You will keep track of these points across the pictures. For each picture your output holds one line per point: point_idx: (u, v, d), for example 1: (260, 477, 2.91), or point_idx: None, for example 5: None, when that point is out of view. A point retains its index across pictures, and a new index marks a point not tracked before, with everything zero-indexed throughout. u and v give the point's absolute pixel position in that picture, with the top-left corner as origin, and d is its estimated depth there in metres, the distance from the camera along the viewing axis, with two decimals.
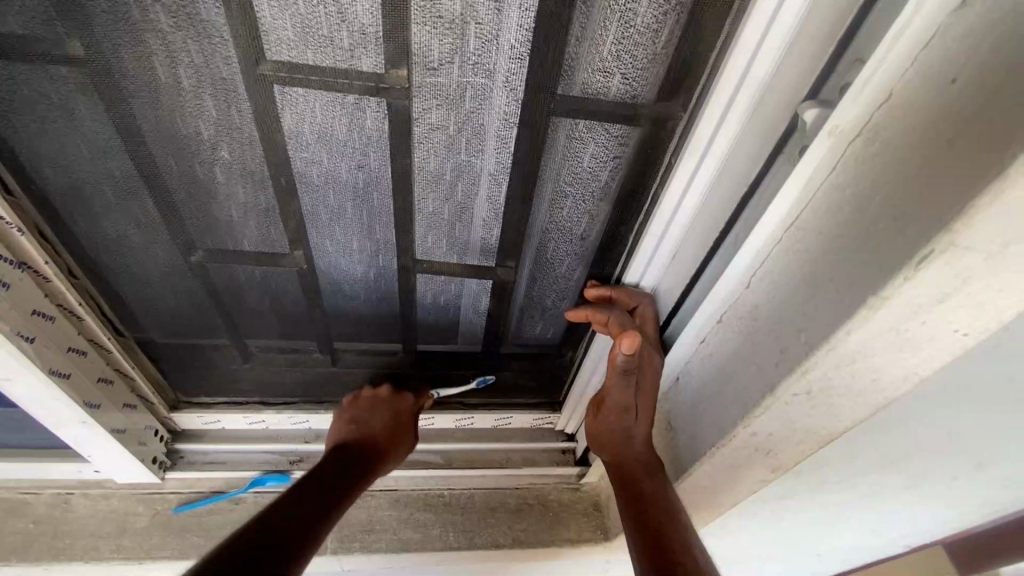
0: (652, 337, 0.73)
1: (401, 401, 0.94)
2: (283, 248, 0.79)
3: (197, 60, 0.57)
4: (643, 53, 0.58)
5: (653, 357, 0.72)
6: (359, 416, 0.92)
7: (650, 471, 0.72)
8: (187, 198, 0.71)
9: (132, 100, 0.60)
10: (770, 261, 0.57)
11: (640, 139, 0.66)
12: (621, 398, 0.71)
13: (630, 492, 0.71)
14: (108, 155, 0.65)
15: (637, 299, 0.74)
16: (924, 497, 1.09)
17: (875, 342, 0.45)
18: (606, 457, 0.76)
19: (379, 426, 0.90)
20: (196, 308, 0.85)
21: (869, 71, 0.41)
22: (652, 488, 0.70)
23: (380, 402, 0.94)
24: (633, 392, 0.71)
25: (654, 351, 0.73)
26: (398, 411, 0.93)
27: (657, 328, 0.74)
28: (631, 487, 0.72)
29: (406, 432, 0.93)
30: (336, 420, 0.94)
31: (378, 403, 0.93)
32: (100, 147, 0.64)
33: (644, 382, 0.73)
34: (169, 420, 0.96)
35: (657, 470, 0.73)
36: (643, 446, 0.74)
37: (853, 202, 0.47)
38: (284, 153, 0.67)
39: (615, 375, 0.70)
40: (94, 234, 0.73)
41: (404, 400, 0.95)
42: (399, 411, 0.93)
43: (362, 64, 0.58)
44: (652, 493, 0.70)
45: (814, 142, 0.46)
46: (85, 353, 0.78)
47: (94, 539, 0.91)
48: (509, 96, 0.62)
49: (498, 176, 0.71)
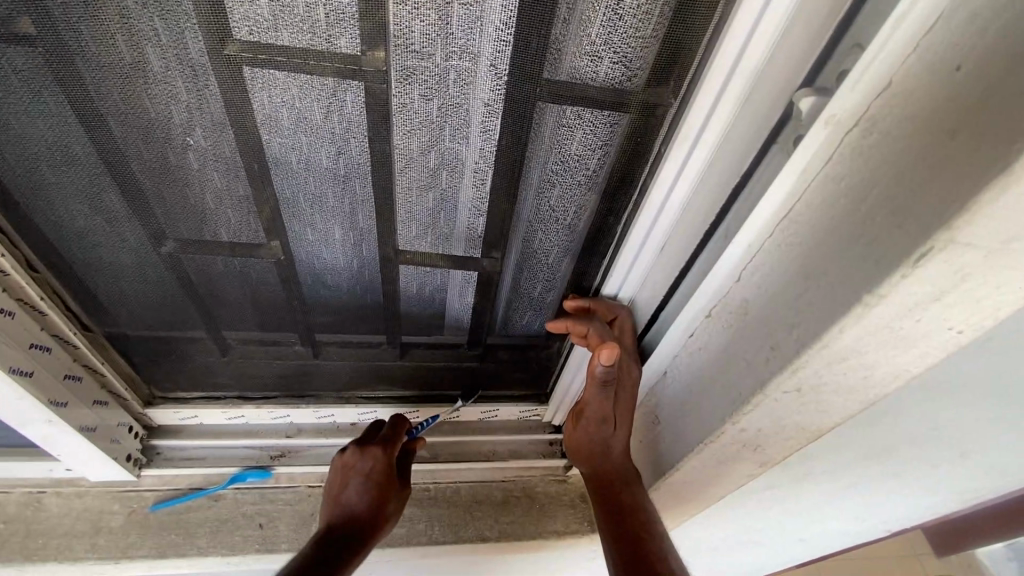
0: (630, 348, 0.75)
1: (371, 460, 0.84)
2: (259, 239, 0.76)
3: (162, 41, 0.53)
4: (633, 37, 0.55)
5: (629, 367, 0.75)
6: (335, 491, 0.83)
7: (629, 482, 0.74)
8: (158, 186, 0.67)
9: (91, 82, 0.56)
10: (761, 255, 0.55)
11: (628, 127, 0.63)
12: (600, 408, 0.71)
13: (607, 503, 0.73)
14: (68, 140, 0.61)
15: (615, 311, 0.76)
16: (908, 485, 1.10)
17: (868, 340, 0.44)
18: (585, 471, 0.77)
19: (357, 498, 0.81)
20: (168, 302, 0.82)
21: (870, 57, 0.39)
22: (630, 500, 0.72)
23: (350, 468, 0.84)
24: (610, 402, 0.72)
25: (632, 362, 0.75)
26: (370, 473, 0.83)
27: (635, 338, 0.76)
28: (610, 498, 0.73)
29: (389, 490, 0.84)
30: (322, 497, 0.85)
31: (347, 470, 0.84)
32: (61, 133, 0.60)
33: (621, 392, 0.75)
34: (144, 416, 0.93)
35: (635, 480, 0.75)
36: (621, 456, 0.75)
37: (849, 195, 0.45)
38: (257, 139, 0.63)
39: (593, 386, 0.70)
40: (57, 225, 0.69)
41: (372, 458, 0.84)
42: (370, 471, 0.83)
43: (338, 44, 0.55)
44: (629, 502, 0.72)
45: (809, 132, 0.44)
46: (50, 349, 0.74)
47: (68, 539, 0.89)
48: (493, 81, 0.59)
49: (482, 165, 0.69)
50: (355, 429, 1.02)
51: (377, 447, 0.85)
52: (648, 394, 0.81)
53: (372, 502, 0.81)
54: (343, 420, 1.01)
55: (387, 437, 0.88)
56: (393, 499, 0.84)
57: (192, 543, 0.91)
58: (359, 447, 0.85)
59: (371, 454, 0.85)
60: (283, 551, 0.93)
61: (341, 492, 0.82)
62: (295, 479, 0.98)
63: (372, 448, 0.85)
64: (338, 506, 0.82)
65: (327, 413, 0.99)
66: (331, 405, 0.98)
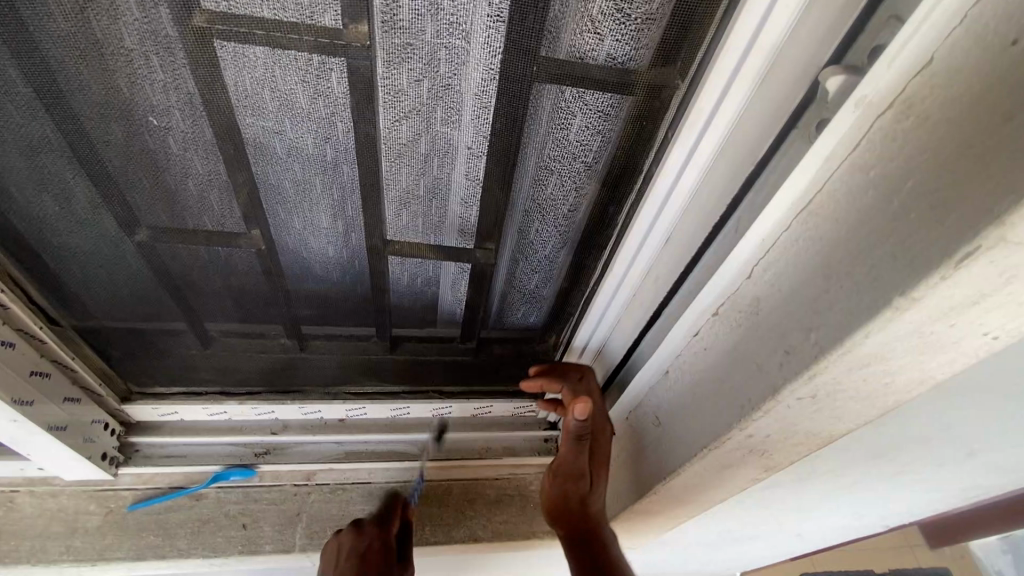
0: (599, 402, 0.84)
1: (366, 539, 0.83)
2: (239, 227, 0.72)
3: (117, 8, 0.48)
4: (639, 11, 0.51)
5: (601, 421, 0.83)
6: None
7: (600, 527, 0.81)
8: (130, 170, 0.63)
9: (45, 55, 0.50)
10: (775, 250, 0.51)
11: (631, 111, 0.59)
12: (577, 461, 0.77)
13: (582, 550, 0.79)
14: (28, 121, 0.56)
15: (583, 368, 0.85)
16: (912, 483, 1.08)
17: (893, 345, 0.40)
18: (558, 526, 0.83)
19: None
20: (143, 293, 0.78)
21: (910, 31, 0.35)
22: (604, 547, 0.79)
23: (346, 551, 0.82)
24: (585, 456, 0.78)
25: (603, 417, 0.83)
26: (365, 554, 0.81)
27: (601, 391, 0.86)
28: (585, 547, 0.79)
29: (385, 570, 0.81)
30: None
31: (344, 554, 0.82)
32: (19, 112, 0.55)
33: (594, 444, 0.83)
34: (121, 413, 0.89)
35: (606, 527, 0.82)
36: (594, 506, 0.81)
37: (878, 187, 0.41)
38: (232, 120, 0.58)
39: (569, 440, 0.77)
40: (20, 212, 0.64)
41: (368, 537, 0.83)
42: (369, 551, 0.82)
43: (312, 17, 0.50)
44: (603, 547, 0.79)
45: (837, 116, 0.40)
46: (14, 345, 0.69)
47: (41, 540, 0.85)
48: (487, 59, 0.54)
49: (474, 150, 0.64)
50: (343, 426, 0.97)
51: (372, 525, 0.84)
52: (648, 392, 0.78)
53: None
54: (330, 416, 0.96)
55: (384, 514, 0.87)
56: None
57: (173, 545, 0.88)
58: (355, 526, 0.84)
59: (367, 533, 0.84)
60: (267, 552, 0.90)
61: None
62: (281, 477, 0.95)
63: (367, 526, 0.84)
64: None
65: (313, 409, 0.94)
66: (317, 401, 0.93)
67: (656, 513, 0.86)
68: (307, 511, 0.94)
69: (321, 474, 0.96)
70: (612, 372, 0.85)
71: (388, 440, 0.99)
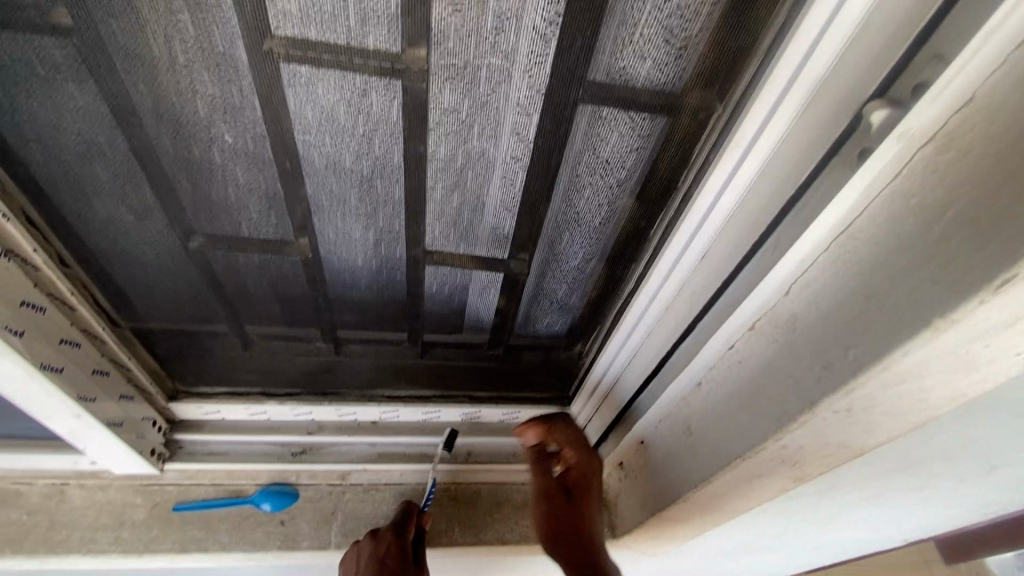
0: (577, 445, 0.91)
1: (381, 547, 0.87)
2: (287, 236, 0.75)
3: (190, 33, 0.52)
4: (678, 39, 0.54)
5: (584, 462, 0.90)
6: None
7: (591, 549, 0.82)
8: (179, 180, 0.66)
9: (125, 76, 0.55)
10: (815, 269, 0.53)
11: (670, 132, 0.61)
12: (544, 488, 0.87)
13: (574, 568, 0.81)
14: (94, 133, 0.60)
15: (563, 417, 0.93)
16: (935, 498, 1.09)
17: (932, 363, 0.43)
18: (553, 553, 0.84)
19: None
20: (194, 296, 0.82)
21: (954, 68, 0.37)
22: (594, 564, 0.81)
23: (364, 560, 0.87)
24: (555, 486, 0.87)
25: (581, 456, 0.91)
26: (382, 560, 0.85)
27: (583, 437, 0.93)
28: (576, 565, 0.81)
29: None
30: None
31: (363, 561, 0.86)
32: (86, 124, 0.59)
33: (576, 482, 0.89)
34: (167, 410, 0.93)
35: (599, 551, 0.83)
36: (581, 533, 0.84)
37: (920, 211, 0.43)
38: (291, 138, 0.63)
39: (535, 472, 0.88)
40: (86, 218, 0.68)
41: (383, 544, 0.87)
42: (383, 555, 0.86)
43: (366, 42, 0.54)
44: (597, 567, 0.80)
45: (880, 146, 0.42)
46: (79, 345, 0.73)
47: (91, 531, 0.89)
48: (530, 81, 0.58)
49: (512, 166, 0.67)
50: (377, 429, 1.00)
51: (386, 532, 0.89)
52: (677, 403, 0.80)
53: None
54: (364, 418, 0.99)
55: (396, 522, 0.91)
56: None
57: (215, 539, 0.91)
58: (371, 534, 0.89)
59: (381, 540, 0.88)
60: (304, 548, 0.93)
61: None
62: (317, 476, 0.97)
63: (381, 535, 0.89)
64: None
65: (349, 411, 0.97)
66: (354, 403, 0.96)
67: (683, 519, 0.88)
68: (342, 509, 0.97)
69: (355, 474, 0.99)
70: (639, 386, 0.86)
71: (419, 443, 1.01)
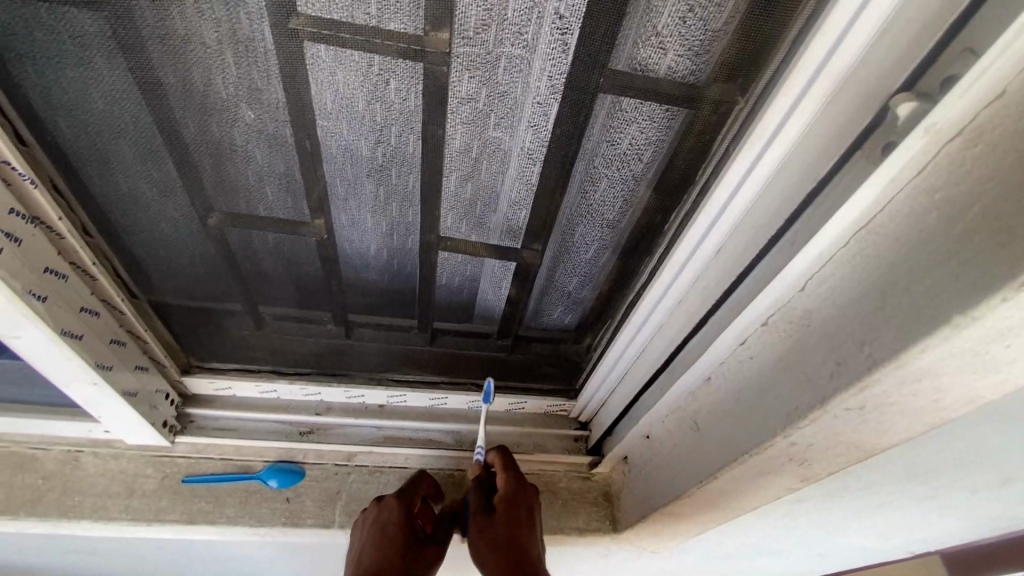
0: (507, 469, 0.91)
1: (386, 513, 0.88)
2: (305, 217, 0.76)
3: (215, 9, 0.53)
4: (702, 29, 0.53)
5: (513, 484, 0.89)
6: (356, 547, 0.87)
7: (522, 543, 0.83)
8: (199, 160, 0.67)
9: (152, 51, 0.56)
10: (832, 265, 0.52)
11: (690, 122, 0.61)
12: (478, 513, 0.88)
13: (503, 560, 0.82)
14: (119, 107, 0.61)
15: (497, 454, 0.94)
16: (946, 508, 1.08)
17: (949, 360, 0.42)
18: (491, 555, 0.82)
19: (371, 554, 0.84)
20: (210, 272, 0.83)
21: (987, 61, 0.37)
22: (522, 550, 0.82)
23: (368, 525, 0.88)
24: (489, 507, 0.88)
25: (511, 477, 0.90)
26: (384, 526, 0.86)
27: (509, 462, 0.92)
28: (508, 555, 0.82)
29: (399, 547, 0.85)
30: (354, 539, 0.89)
31: (367, 526, 0.88)
32: (112, 97, 0.60)
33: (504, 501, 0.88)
34: (179, 383, 0.94)
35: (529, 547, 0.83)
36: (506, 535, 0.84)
37: (943, 209, 0.43)
38: (312, 119, 0.63)
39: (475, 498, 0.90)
40: (109, 190, 0.70)
41: (388, 509, 0.88)
42: (385, 521, 0.87)
43: (392, 22, 0.54)
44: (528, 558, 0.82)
45: (906, 140, 0.41)
46: (98, 313, 0.74)
47: (102, 498, 0.91)
48: (552, 68, 0.57)
49: (529, 156, 0.67)
50: (383, 412, 1.00)
51: (394, 498, 0.89)
52: (685, 399, 0.80)
53: (383, 559, 0.84)
54: (372, 401, 1.00)
55: (406, 487, 0.91)
56: (410, 556, 0.86)
57: (222, 511, 0.93)
58: (376, 500, 0.90)
59: (388, 505, 0.88)
60: (309, 525, 0.94)
61: (359, 547, 0.86)
62: (323, 456, 0.98)
63: (388, 498, 0.89)
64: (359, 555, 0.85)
65: (358, 393, 0.98)
66: (362, 384, 0.97)
67: (686, 515, 0.88)
68: (347, 490, 0.98)
69: (361, 456, 0.99)
70: (646, 382, 0.85)
71: (425, 428, 1.01)
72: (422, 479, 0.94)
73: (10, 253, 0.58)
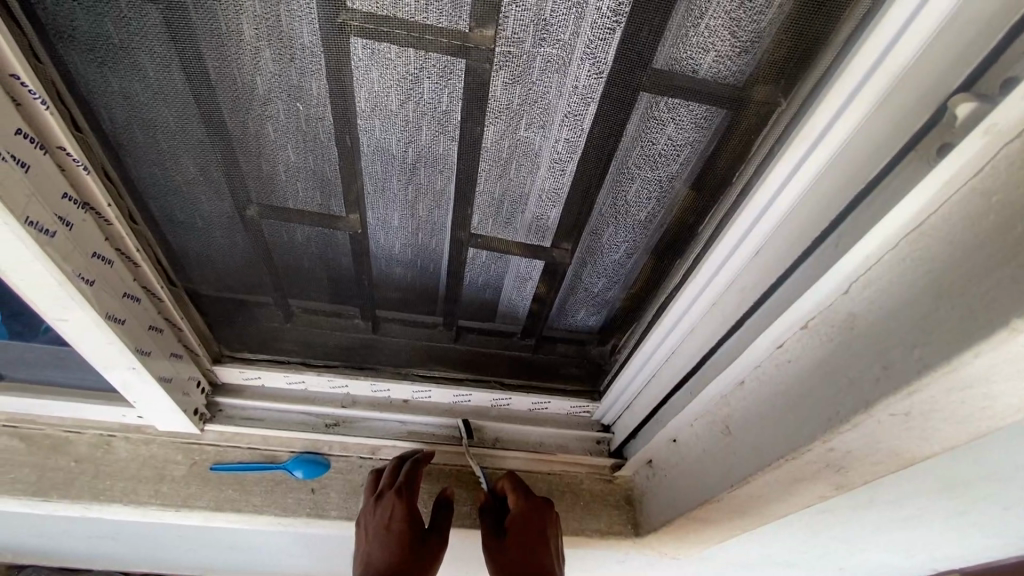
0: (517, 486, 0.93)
1: (387, 511, 0.86)
2: (341, 211, 0.77)
3: (265, 5, 0.53)
4: (746, 31, 0.53)
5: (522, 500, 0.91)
6: (363, 546, 0.88)
7: (530, 551, 0.86)
8: (237, 153, 0.69)
9: (203, 43, 0.57)
10: (879, 267, 0.52)
11: (732, 123, 0.60)
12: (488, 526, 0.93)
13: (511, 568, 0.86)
14: (167, 98, 0.62)
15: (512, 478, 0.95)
16: (978, 524, 1.05)
17: (1003, 364, 0.42)
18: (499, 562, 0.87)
19: (381, 552, 0.86)
20: (246, 263, 0.85)
21: None
22: (529, 558, 0.86)
23: (371, 522, 0.87)
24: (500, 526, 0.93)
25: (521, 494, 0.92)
26: (389, 524, 0.86)
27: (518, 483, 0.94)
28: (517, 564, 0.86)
29: (408, 544, 0.86)
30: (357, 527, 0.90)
31: (371, 525, 0.87)
32: (161, 88, 0.61)
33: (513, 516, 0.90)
34: (210, 372, 0.95)
35: (536, 554, 0.86)
36: (513, 546, 0.87)
37: (1001, 211, 0.42)
38: (353, 113, 0.64)
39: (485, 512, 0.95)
40: (153, 177, 0.71)
41: (390, 507, 0.87)
42: (389, 521, 0.86)
43: (439, 18, 0.54)
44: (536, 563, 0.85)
45: (964, 142, 0.41)
46: (139, 299, 0.76)
47: (132, 483, 0.92)
48: (594, 67, 0.57)
49: (565, 155, 0.67)
50: (407, 407, 1.01)
51: (394, 495, 0.87)
52: (715, 402, 0.79)
53: (394, 557, 0.85)
54: (397, 395, 1.00)
55: (406, 480, 0.89)
56: (421, 549, 0.87)
57: (248, 500, 0.94)
58: (375, 498, 0.88)
59: (388, 503, 0.87)
60: (333, 517, 0.95)
61: (366, 548, 0.87)
62: (347, 449, 0.99)
63: (388, 497, 0.87)
64: (367, 550, 0.87)
65: (383, 387, 0.98)
66: (388, 379, 0.98)
67: (713, 521, 0.87)
68: None
69: (385, 450, 1.00)
70: (675, 385, 0.85)
71: (448, 424, 1.02)
72: (418, 464, 0.92)
73: (62, 237, 0.60)
